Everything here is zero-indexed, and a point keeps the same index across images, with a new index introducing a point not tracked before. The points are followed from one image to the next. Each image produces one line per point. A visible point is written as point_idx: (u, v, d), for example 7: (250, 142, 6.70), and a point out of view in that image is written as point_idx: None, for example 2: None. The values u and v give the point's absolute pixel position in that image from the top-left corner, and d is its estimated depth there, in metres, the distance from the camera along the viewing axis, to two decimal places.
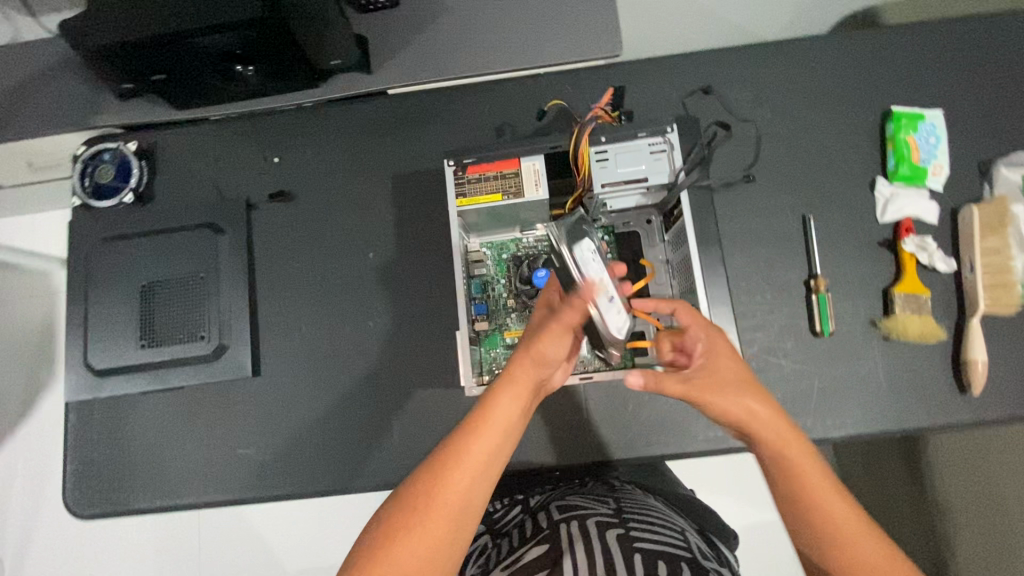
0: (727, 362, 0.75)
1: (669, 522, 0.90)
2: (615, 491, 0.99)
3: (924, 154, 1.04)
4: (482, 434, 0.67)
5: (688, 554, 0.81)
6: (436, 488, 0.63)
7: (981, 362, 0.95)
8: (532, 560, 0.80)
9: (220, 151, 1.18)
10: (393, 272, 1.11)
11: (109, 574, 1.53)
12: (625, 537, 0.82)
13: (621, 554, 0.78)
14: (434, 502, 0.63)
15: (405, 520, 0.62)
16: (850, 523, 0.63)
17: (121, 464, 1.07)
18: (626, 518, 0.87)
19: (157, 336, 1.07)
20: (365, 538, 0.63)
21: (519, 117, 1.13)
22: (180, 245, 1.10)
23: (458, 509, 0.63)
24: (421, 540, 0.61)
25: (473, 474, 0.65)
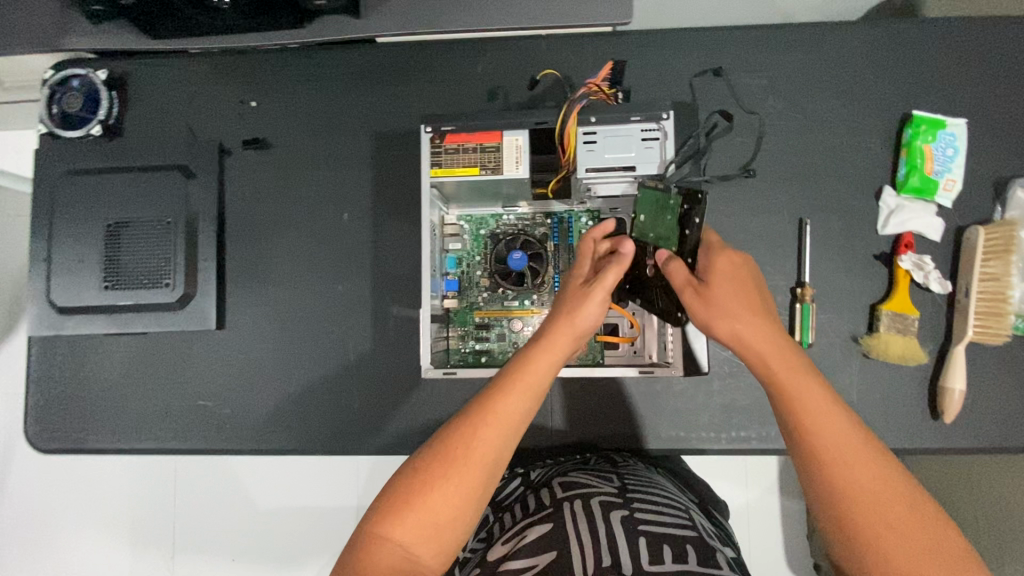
0: (731, 279, 0.76)
1: (675, 501, 0.84)
2: (619, 465, 0.93)
3: (938, 165, 0.97)
4: (516, 394, 0.73)
5: (694, 535, 0.77)
6: (470, 441, 0.69)
7: (958, 392, 0.93)
8: (532, 541, 0.75)
9: (197, 89, 1.12)
10: (368, 236, 1.07)
11: (79, 500, 1.54)
12: (629, 520, 0.77)
13: (625, 543, 0.73)
14: (470, 453, 0.69)
15: (442, 466, 0.68)
16: (836, 426, 0.65)
17: (85, 403, 1.07)
18: (629, 498, 0.82)
19: (120, 280, 1.04)
20: (397, 481, 0.69)
21: (514, 81, 1.05)
22: (149, 186, 1.05)
23: (490, 461, 0.70)
24: (454, 486, 0.68)
25: (500, 430, 0.71)
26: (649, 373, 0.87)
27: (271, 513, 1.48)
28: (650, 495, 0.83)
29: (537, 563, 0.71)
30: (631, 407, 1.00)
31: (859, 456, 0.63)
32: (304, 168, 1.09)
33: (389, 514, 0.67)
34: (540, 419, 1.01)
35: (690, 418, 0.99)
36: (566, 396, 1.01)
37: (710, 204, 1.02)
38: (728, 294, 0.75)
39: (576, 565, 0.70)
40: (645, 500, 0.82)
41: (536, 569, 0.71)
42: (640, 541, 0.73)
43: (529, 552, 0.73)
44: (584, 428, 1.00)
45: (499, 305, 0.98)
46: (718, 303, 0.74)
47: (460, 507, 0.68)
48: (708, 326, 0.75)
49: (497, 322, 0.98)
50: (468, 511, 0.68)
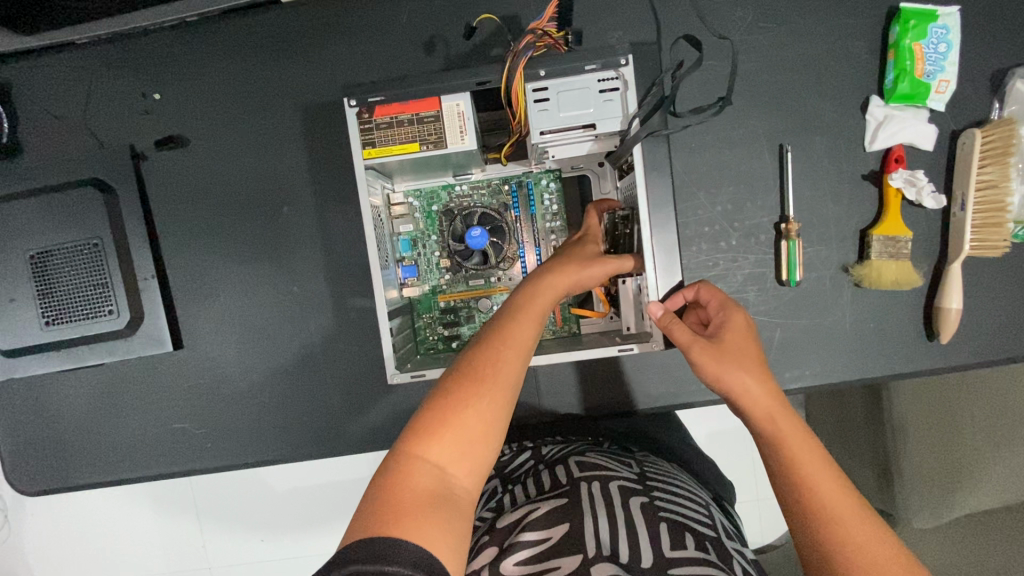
0: (745, 336, 0.71)
1: (694, 495, 0.80)
2: (635, 454, 0.90)
3: (930, 66, 0.87)
4: (529, 318, 0.66)
5: (714, 532, 0.72)
6: (496, 359, 0.62)
7: (955, 310, 0.88)
8: (546, 515, 0.72)
9: (91, 87, 0.98)
10: (315, 227, 0.98)
11: (95, 520, 1.54)
12: (649, 506, 0.72)
13: (645, 527, 0.69)
14: (498, 371, 0.61)
15: (472, 387, 0.60)
16: (842, 498, 0.59)
17: (59, 443, 1.03)
18: (648, 484, 0.78)
19: (61, 313, 0.96)
20: (422, 405, 0.60)
21: (445, 30, 0.92)
22: (64, 207, 0.95)
23: (518, 383, 0.62)
24: (485, 407, 0.59)
25: (523, 354, 0.64)
26: (627, 348, 0.81)
27: (288, 494, 1.47)
28: (669, 486, 0.79)
29: (551, 534, 0.69)
30: (617, 373, 0.95)
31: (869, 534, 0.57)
32: (231, 163, 0.98)
33: (421, 432, 0.58)
34: (525, 396, 0.97)
35: (679, 374, 0.94)
36: (551, 370, 0.96)
37: (681, 144, 0.92)
38: (745, 350, 0.69)
39: (588, 539, 0.68)
40: (665, 489, 0.78)
41: (549, 540, 0.69)
42: (660, 527, 0.69)
43: (544, 524, 0.71)
44: (571, 399, 0.96)
45: (463, 285, 0.91)
46: (726, 350, 0.69)
47: (493, 430, 0.59)
48: (718, 380, 0.67)
49: (465, 304, 0.91)
50: (502, 431, 0.60)
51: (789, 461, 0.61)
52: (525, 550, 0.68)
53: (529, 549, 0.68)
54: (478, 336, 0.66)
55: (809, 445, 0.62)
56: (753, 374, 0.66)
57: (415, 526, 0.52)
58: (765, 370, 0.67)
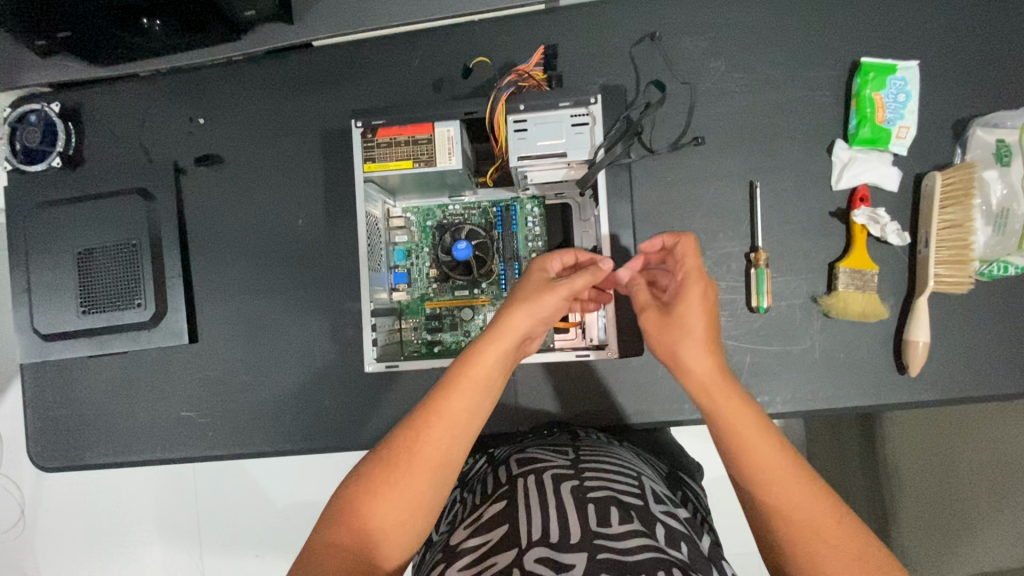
0: (695, 300, 0.74)
1: (627, 467, 0.84)
2: (578, 438, 0.93)
3: (890, 113, 0.94)
4: (459, 395, 0.71)
5: (643, 502, 0.74)
6: (417, 443, 0.68)
7: (921, 343, 0.91)
8: (488, 519, 0.73)
9: (148, 111, 1.14)
10: (325, 239, 1.09)
11: (114, 506, 1.71)
12: (579, 489, 0.75)
13: (574, 508, 0.71)
14: (417, 455, 0.68)
15: (390, 474, 0.67)
16: (779, 466, 0.63)
17: (77, 424, 1.13)
18: (581, 468, 0.81)
19: (97, 303, 1.08)
20: (352, 484, 0.69)
21: (449, 71, 1.05)
22: (112, 211, 1.09)
23: (442, 461, 0.69)
24: (410, 487, 0.67)
25: (446, 433, 0.69)
26: (585, 356, 0.92)
27: None
28: (601, 463, 0.82)
29: (490, 537, 0.70)
30: (592, 387, 1.00)
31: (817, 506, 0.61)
32: (258, 179, 1.11)
33: (345, 512, 0.67)
34: (503, 405, 1.02)
35: (651, 392, 0.99)
36: (531, 380, 1.01)
37: (658, 176, 1.00)
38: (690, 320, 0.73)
39: (522, 529, 0.69)
40: (596, 470, 0.80)
41: (489, 544, 0.69)
42: (588, 505, 0.72)
43: (485, 528, 0.71)
44: (547, 410, 1.01)
45: (449, 295, 1.00)
46: (670, 321, 0.74)
47: (417, 507, 0.67)
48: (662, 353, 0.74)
49: (449, 312, 0.99)
50: (421, 504, 0.68)
51: (733, 440, 0.65)
52: (468, 556, 0.68)
53: (472, 553, 0.68)
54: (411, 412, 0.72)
55: (748, 414, 0.66)
56: (696, 347, 0.71)
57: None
58: (707, 342, 0.72)
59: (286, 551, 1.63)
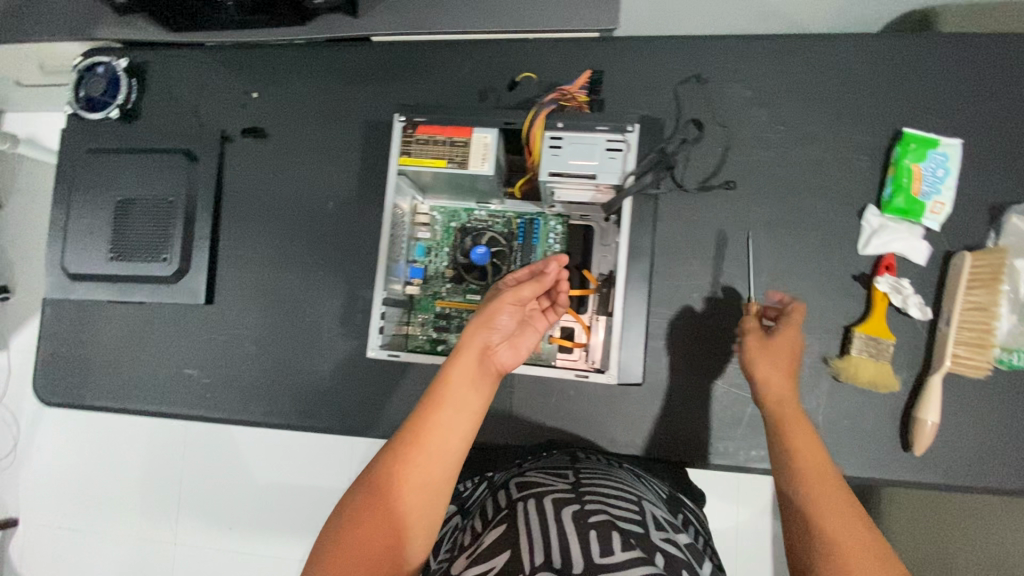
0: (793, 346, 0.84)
1: (627, 491, 0.84)
2: (577, 460, 0.93)
3: (927, 187, 0.93)
4: (436, 412, 0.74)
5: (644, 530, 0.74)
6: (398, 464, 0.71)
7: (930, 423, 0.88)
8: (490, 546, 0.72)
9: (207, 78, 1.19)
10: (351, 225, 1.12)
11: (104, 450, 1.74)
12: (580, 514, 0.75)
13: (575, 535, 0.71)
14: (397, 476, 0.70)
15: (373, 498, 0.69)
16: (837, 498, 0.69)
17: (83, 364, 1.16)
18: (581, 493, 0.80)
19: (125, 251, 1.12)
20: (336, 517, 0.69)
21: (497, 83, 1.08)
22: (157, 167, 1.13)
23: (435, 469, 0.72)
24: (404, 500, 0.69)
25: (426, 451, 0.72)
26: (584, 374, 0.91)
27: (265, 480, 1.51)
28: (602, 487, 0.82)
29: (494, 565, 0.68)
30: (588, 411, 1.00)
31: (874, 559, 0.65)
32: (298, 158, 1.15)
33: (328, 545, 0.66)
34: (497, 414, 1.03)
35: (646, 426, 0.99)
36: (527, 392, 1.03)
37: (685, 214, 1.00)
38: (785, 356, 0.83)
39: (524, 556, 0.68)
40: (596, 495, 0.80)
41: (491, 571, 0.68)
42: (589, 533, 0.71)
43: (486, 554, 0.70)
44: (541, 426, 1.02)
45: (460, 297, 1.01)
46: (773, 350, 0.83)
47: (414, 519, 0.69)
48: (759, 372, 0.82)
49: (457, 314, 1.01)
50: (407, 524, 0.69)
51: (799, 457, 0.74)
52: None
53: None
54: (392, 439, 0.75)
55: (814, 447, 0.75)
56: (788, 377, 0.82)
57: None
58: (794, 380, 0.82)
59: (260, 527, 1.63)
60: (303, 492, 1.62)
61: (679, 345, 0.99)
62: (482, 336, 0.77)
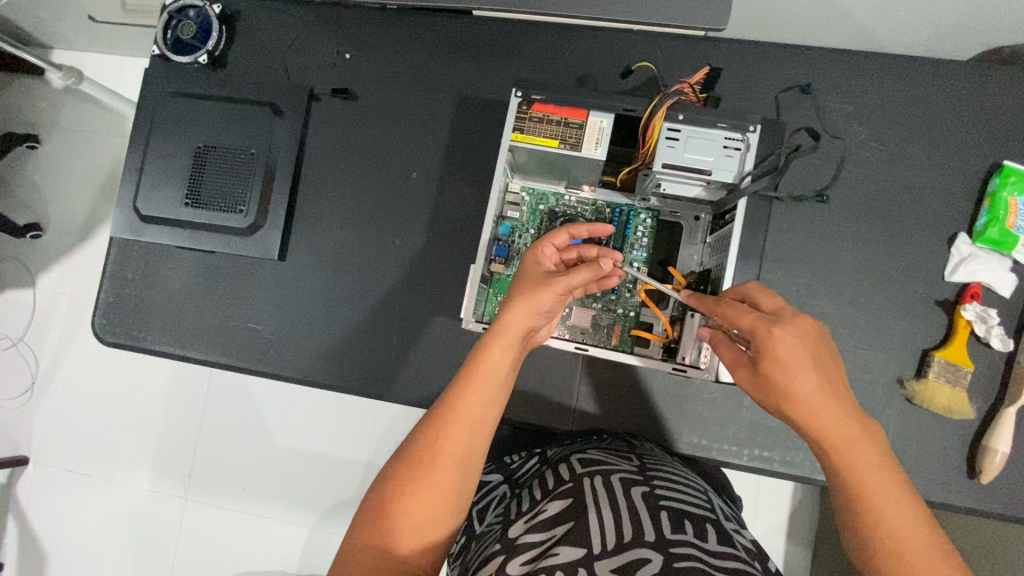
0: (796, 352, 0.65)
1: (693, 483, 0.83)
2: (636, 446, 0.93)
3: (1022, 221, 0.94)
4: (475, 389, 0.72)
5: (713, 516, 0.75)
6: (438, 440, 0.69)
7: (1000, 453, 0.89)
8: (552, 514, 0.72)
9: (298, 34, 1.18)
10: (432, 196, 1.11)
11: (131, 397, 1.73)
12: (648, 494, 0.75)
13: (646, 512, 0.72)
14: (437, 453, 0.69)
15: (413, 473, 0.68)
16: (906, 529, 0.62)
17: (145, 307, 1.15)
18: (648, 474, 0.81)
19: (202, 199, 1.11)
20: (376, 489, 0.69)
21: (598, 72, 1.07)
22: (241, 117, 1.12)
23: (463, 452, 0.70)
24: (431, 487, 0.67)
25: (468, 427, 0.71)
26: (681, 370, 0.90)
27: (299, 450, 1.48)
28: (667, 472, 0.83)
29: (555, 532, 0.69)
30: (657, 407, 1.01)
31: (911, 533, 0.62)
32: (384, 125, 1.14)
33: (371, 518, 0.67)
34: (564, 400, 1.03)
35: (712, 427, 1.00)
36: (597, 382, 1.03)
37: (775, 221, 1.00)
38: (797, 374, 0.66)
39: (595, 532, 0.68)
40: (664, 480, 0.80)
41: (551, 539, 0.68)
42: (661, 513, 0.72)
43: (545, 524, 0.71)
44: (607, 416, 1.02)
45: None
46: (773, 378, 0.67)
47: (440, 507, 0.67)
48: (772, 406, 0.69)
49: None
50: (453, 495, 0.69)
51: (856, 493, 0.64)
52: (529, 550, 0.67)
53: (534, 547, 0.68)
54: (429, 412, 0.73)
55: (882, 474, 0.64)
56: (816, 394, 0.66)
57: None
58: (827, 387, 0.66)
59: (284, 490, 1.63)
60: (329, 462, 1.62)
61: None
62: (524, 319, 0.76)
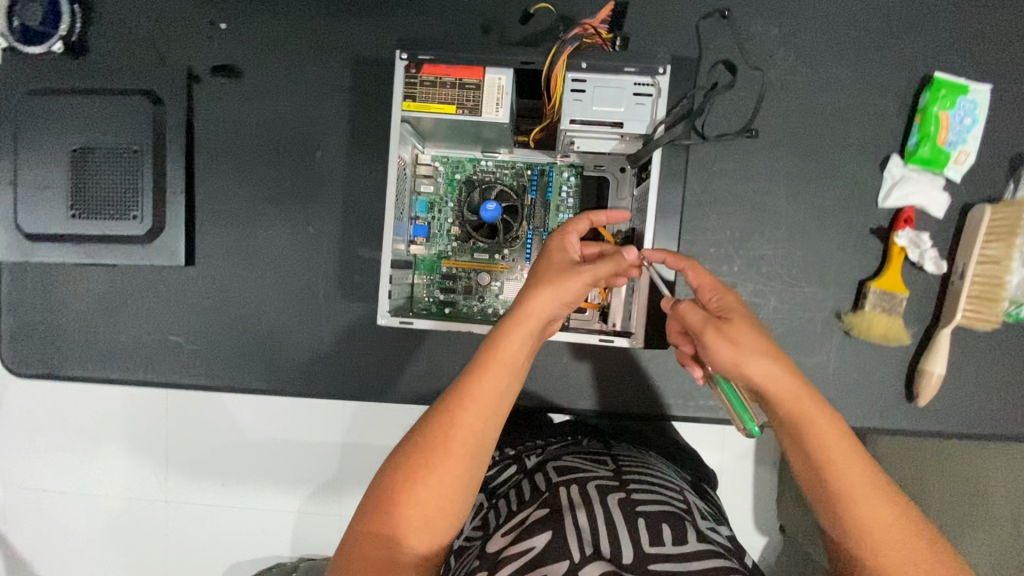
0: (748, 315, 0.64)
1: (670, 482, 0.80)
2: (612, 447, 0.88)
3: (954, 135, 0.90)
4: (495, 372, 0.62)
5: (689, 518, 0.71)
6: (451, 425, 0.60)
7: (936, 375, 0.90)
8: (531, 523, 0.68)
9: (164, 5, 1.04)
10: (342, 176, 1.03)
11: None
12: (625, 501, 0.71)
13: (623, 522, 0.67)
14: (451, 439, 0.59)
15: (424, 461, 0.59)
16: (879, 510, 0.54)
17: (54, 332, 1.07)
18: (624, 478, 0.77)
19: (89, 208, 1.01)
20: (385, 473, 0.61)
21: (502, 16, 0.97)
22: (116, 111, 1.01)
23: (482, 445, 0.60)
24: (443, 479, 0.59)
25: (486, 414, 0.61)
26: (608, 339, 0.86)
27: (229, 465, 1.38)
28: (642, 473, 0.79)
29: (534, 544, 0.65)
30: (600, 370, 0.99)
31: (885, 506, 0.54)
32: (277, 101, 1.03)
33: (377, 508, 0.59)
34: None
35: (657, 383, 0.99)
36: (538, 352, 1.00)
37: (704, 164, 0.95)
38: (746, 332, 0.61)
39: (574, 541, 0.64)
40: (639, 482, 0.76)
41: (532, 551, 0.64)
42: (639, 522, 0.68)
43: (526, 534, 0.66)
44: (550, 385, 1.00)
45: (467, 256, 0.95)
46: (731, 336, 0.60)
47: (450, 500, 0.59)
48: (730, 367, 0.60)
49: (465, 274, 0.95)
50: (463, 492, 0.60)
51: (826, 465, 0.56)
52: (509, 566, 0.63)
53: (513, 563, 0.63)
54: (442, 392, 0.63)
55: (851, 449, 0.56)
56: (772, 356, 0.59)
57: None
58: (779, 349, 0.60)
59: None
60: None
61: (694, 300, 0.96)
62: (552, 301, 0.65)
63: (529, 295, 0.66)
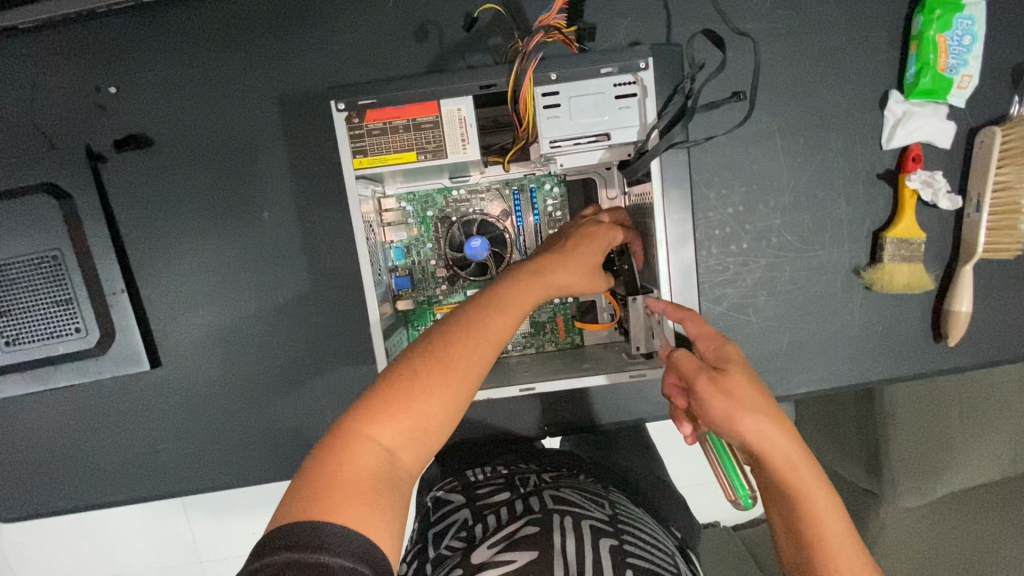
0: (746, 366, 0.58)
1: (664, 542, 0.68)
2: (609, 492, 0.77)
3: (953, 60, 0.81)
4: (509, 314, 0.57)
5: None
6: (464, 342, 0.53)
7: (964, 313, 0.87)
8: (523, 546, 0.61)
9: (37, 77, 0.87)
10: (299, 235, 0.91)
11: None
12: (618, 551, 0.60)
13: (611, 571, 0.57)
14: (462, 357, 0.52)
15: (431, 373, 0.51)
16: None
17: (29, 469, 0.97)
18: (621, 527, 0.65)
19: (18, 332, 0.86)
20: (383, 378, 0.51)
21: (437, 17, 0.83)
22: (14, 215, 0.85)
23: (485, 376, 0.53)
24: (446, 396, 0.50)
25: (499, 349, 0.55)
26: (639, 374, 0.74)
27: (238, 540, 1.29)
28: (639, 527, 0.67)
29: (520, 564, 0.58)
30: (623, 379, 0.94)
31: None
32: (203, 164, 0.89)
33: (374, 402, 0.49)
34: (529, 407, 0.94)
35: None
36: None
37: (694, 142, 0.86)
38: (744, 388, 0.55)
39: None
40: (636, 532, 0.65)
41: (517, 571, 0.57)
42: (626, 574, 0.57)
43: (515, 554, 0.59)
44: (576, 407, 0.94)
45: (460, 297, 0.87)
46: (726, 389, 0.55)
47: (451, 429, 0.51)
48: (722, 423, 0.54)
49: None
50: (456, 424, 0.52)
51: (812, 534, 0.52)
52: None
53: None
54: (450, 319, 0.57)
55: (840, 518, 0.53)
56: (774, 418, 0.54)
57: (353, 509, 0.43)
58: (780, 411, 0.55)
59: None
60: None
61: (708, 288, 0.90)
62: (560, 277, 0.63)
63: (528, 268, 0.62)
